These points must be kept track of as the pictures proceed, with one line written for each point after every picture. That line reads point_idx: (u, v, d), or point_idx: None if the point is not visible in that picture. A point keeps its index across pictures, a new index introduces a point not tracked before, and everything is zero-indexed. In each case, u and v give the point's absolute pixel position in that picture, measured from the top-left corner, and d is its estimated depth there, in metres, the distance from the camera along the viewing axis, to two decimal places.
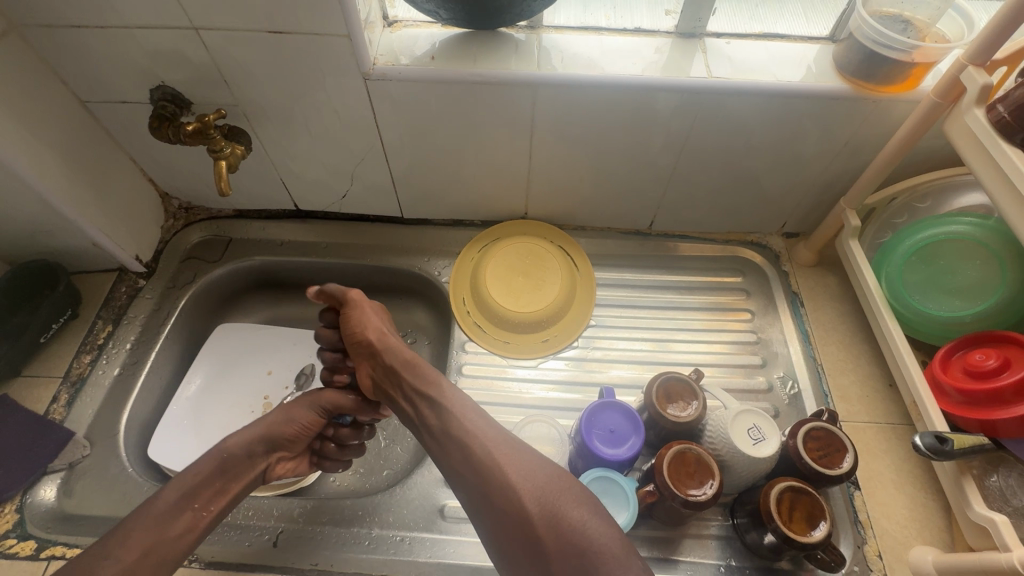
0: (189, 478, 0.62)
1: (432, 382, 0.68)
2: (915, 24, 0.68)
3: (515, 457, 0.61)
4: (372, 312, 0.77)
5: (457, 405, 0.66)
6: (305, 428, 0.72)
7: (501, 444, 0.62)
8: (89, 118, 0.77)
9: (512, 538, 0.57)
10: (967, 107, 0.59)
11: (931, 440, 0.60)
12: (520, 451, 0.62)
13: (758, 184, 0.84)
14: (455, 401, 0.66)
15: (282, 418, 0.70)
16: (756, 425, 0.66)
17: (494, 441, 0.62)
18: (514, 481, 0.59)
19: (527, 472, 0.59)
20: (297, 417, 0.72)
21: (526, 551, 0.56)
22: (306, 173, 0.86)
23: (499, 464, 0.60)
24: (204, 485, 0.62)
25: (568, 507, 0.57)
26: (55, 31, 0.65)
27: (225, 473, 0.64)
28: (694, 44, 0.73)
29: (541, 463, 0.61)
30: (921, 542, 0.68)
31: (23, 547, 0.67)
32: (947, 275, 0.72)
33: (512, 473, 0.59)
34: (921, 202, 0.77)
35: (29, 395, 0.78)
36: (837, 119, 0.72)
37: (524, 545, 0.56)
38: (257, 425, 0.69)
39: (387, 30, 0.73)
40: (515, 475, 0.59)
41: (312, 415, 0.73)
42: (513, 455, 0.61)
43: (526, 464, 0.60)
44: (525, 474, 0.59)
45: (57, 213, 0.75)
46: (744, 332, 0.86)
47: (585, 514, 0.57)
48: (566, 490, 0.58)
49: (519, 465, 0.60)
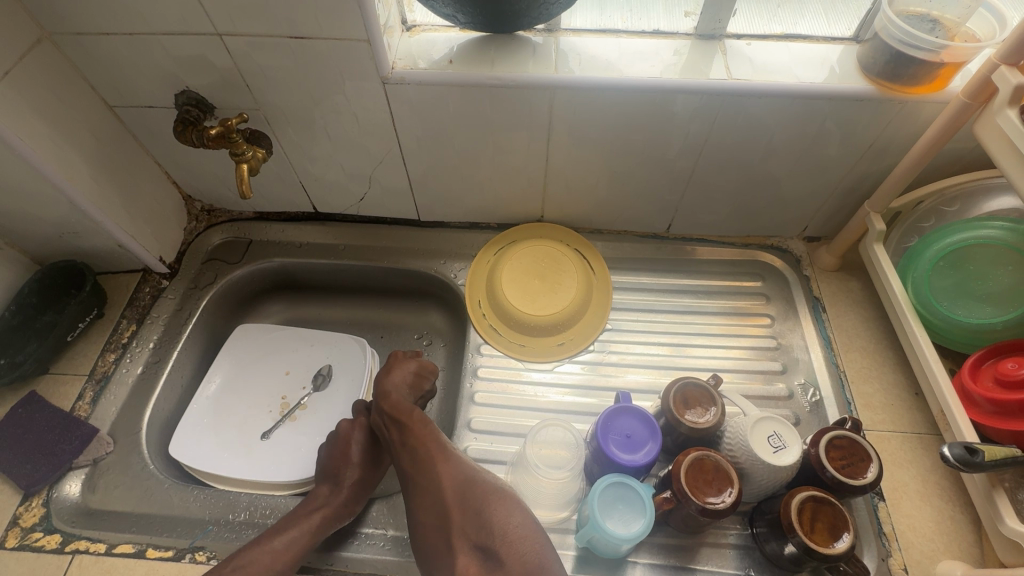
0: (311, 521, 0.66)
1: (404, 406, 0.70)
2: (944, 23, 0.66)
3: (450, 456, 0.65)
4: (405, 370, 0.76)
5: (415, 413, 0.69)
6: (365, 484, 0.71)
7: (443, 443, 0.67)
8: (117, 123, 0.79)
9: (429, 523, 0.62)
10: (999, 108, 0.57)
11: (960, 450, 0.58)
12: (453, 452, 0.66)
13: (778, 187, 0.83)
14: (418, 414, 0.69)
15: (371, 482, 0.72)
16: (776, 432, 0.65)
17: (437, 441, 0.67)
18: (441, 473, 0.64)
19: (461, 469, 0.64)
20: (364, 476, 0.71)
21: (440, 534, 0.60)
22: (325, 176, 0.87)
23: (431, 458, 0.65)
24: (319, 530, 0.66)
25: (485, 495, 0.61)
26: (86, 38, 0.67)
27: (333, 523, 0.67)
28: (713, 45, 0.72)
29: (476, 468, 0.65)
30: (949, 556, 0.66)
31: (48, 540, 0.69)
32: (977, 281, 0.70)
33: (441, 468, 0.64)
34: (949, 205, 0.75)
35: (56, 392, 0.80)
36: (861, 121, 0.71)
37: (439, 528, 0.61)
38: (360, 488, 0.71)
39: (406, 34, 0.74)
40: (446, 468, 0.64)
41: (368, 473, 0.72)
42: (451, 454, 0.66)
43: (458, 461, 0.65)
44: (457, 469, 0.64)
45: (85, 215, 0.77)
46: (764, 337, 0.85)
47: (501, 503, 0.60)
48: (489, 482, 0.63)
49: (452, 464, 0.64)
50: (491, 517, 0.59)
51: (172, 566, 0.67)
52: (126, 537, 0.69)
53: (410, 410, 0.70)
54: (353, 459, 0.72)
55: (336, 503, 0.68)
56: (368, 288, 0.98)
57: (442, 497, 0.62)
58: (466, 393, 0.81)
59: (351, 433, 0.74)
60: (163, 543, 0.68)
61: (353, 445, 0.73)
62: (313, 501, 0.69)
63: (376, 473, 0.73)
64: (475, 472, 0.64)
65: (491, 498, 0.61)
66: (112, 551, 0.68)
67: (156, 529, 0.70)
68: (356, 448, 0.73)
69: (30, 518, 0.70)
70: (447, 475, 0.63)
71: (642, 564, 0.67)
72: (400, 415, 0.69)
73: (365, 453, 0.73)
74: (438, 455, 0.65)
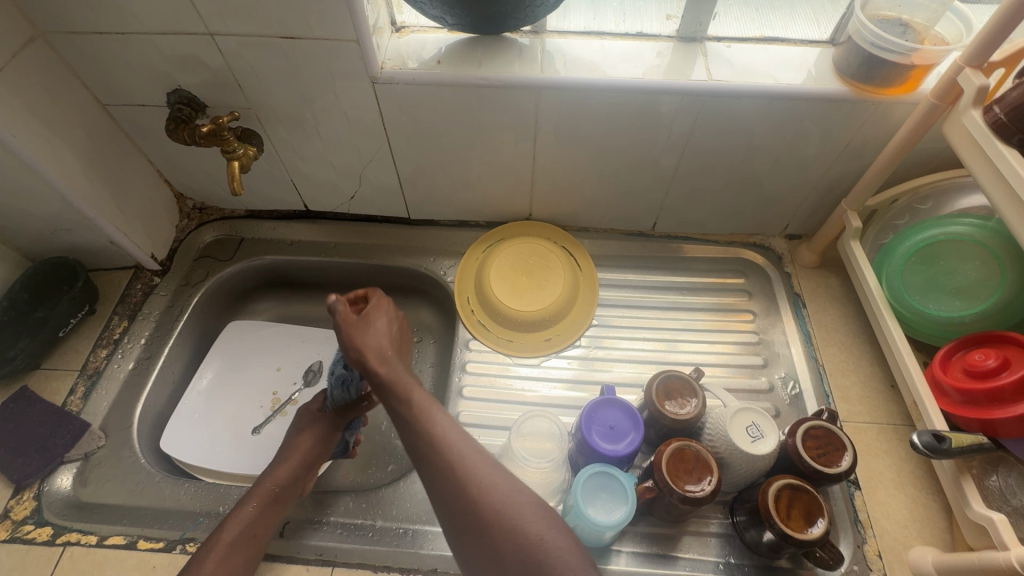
0: (247, 512, 0.66)
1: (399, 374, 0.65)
2: (913, 27, 0.69)
3: (488, 483, 0.55)
4: (378, 328, 0.70)
5: (414, 407, 0.61)
6: (304, 459, 0.72)
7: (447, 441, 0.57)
8: (109, 120, 0.80)
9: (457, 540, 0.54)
10: (964, 109, 0.59)
11: (928, 438, 0.60)
12: (492, 477, 0.55)
13: (759, 185, 0.85)
14: (422, 405, 0.61)
15: (322, 453, 0.74)
16: (755, 422, 0.67)
17: (439, 444, 0.57)
18: (482, 502, 0.53)
19: (475, 476, 0.55)
20: (299, 451, 0.73)
21: (475, 555, 0.53)
22: (316, 174, 0.88)
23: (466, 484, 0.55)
24: (263, 517, 0.66)
25: (524, 516, 0.52)
26: (79, 37, 0.68)
27: (282, 504, 0.68)
28: (695, 48, 0.74)
29: (494, 469, 0.56)
30: (920, 542, 0.68)
31: (40, 533, 0.69)
32: (948, 275, 0.72)
33: (479, 497, 0.54)
34: (921, 203, 0.77)
35: (47, 387, 0.80)
36: (837, 121, 0.73)
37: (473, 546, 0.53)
38: (304, 461, 0.72)
39: (395, 34, 0.75)
40: (457, 475, 0.55)
41: (307, 448, 0.73)
42: (460, 452, 0.57)
43: (465, 458, 0.56)
44: (469, 475, 0.55)
45: (77, 211, 0.77)
46: (746, 332, 0.87)
47: (527, 517, 0.52)
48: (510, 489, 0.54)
49: (490, 490, 0.54)
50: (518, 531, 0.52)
51: (163, 557, 0.68)
52: (117, 529, 0.70)
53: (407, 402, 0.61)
54: (297, 441, 0.74)
55: (271, 486, 0.69)
56: (359, 285, 0.99)
57: (459, 511, 0.54)
58: (455, 387, 0.83)
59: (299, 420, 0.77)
60: (154, 534, 0.69)
61: (302, 429, 0.75)
62: (254, 492, 0.68)
63: (318, 446, 0.74)
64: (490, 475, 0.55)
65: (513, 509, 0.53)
66: (104, 543, 0.69)
67: (147, 521, 0.71)
68: (302, 431, 0.75)
69: (21, 511, 0.71)
70: (458, 483, 0.55)
71: (626, 552, 0.69)
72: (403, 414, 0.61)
73: (313, 431, 0.75)
74: (445, 460, 0.56)
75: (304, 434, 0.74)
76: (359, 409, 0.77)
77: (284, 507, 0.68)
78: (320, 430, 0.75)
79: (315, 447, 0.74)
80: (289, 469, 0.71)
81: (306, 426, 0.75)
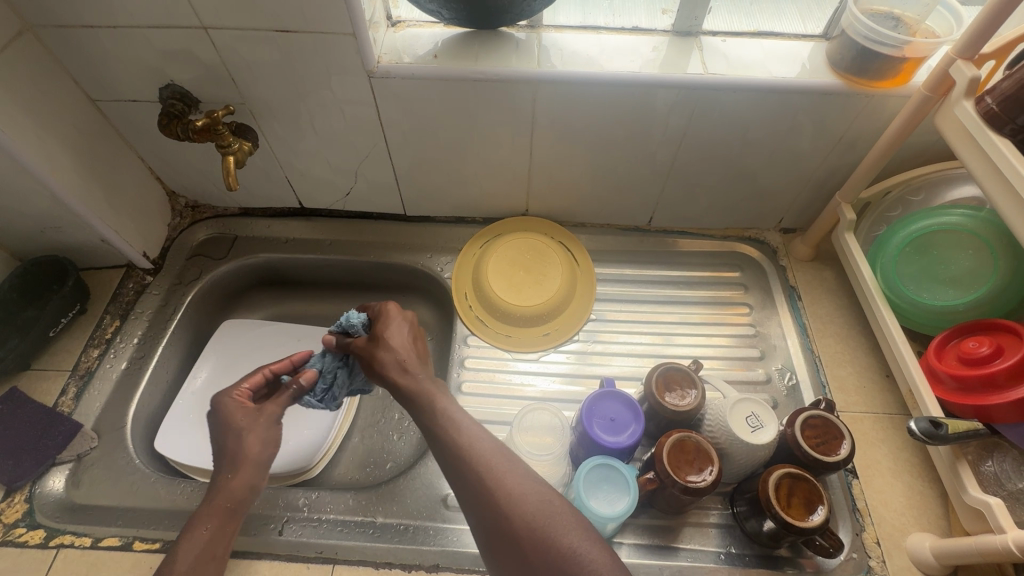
0: (203, 532, 0.61)
1: (418, 376, 0.66)
2: (905, 21, 0.70)
3: (493, 452, 0.58)
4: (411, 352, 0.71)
5: (441, 415, 0.61)
6: (252, 458, 0.65)
7: (471, 444, 0.58)
8: (99, 116, 0.78)
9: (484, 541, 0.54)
10: (956, 100, 0.60)
11: (925, 424, 0.61)
12: (496, 449, 0.58)
13: (755, 178, 0.86)
14: (444, 406, 0.62)
15: (272, 451, 0.68)
16: (754, 413, 0.67)
17: (463, 448, 0.58)
18: (491, 470, 0.56)
19: (498, 477, 0.56)
20: (244, 450, 0.65)
21: (503, 557, 0.53)
22: (311, 171, 0.88)
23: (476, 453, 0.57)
24: (223, 530, 0.61)
25: (527, 479, 0.56)
26: (68, 31, 0.67)
27: (242, 511, 0.63)
28: (690, 42, 0.75)
29: (505, 455, 0.58)
30: (918, 528, 0.69)
31: (32, 536, 0.68)
32: (941, 265, 0.73)
33: (489, 465, 0.56)
34: (914, 195, 0.78)
35: (38, 388, 0.79)
36: (831, 114, 0.74)
37: (500, 547, 0.53)
38: (258, 463, 0.66)
39: (391, 29, 0.75)
40: (481, 476, 0.56)
41: (253, 446, 0.66)
42: (485, 456, 0.57)
43: (489, 459, 0.57)
44: (486, 462, 0.57)
45: (68, 209, 0.76)
46: (743, 325, 0.88)
47: (527, 481, 0.56)
48: (522, 480, 0.56)
49: (496, 457, 0.57)
50: (539, 528, 0.52)
51: (159, 558, 0.67)
52: (112, 531, 0.68)
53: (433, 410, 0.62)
54: (243, 445, 0.66)
55: (223, 500, 0.63)
56: (355, 282, 0.98)
57: (485, 513, 0.54)
58: (454, 382, 0.83)
59: (236, 423, 0.67)
60: (150, 535, 0.68)
61: (244, 432, 0.67)
62: (208, 511, 0.62)
63: (262, 440, 0.67)
64: (515, 477, 0.55)
65: (532, 507, 0.53)
66: (99, 544, 0.68)
67: (143, 522, 0.70)
68: (245, 432, 0.67)
69: (12, 514, 0.69)
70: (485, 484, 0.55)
71: (627, 544, 0.69)
72: (430, 423, 0.61)
73: (258, 432, 0.67)
74: (470, 462, 0.57)
75: (246, 432, 0.67)
76: (285, 396, 0.71)
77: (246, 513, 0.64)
78: (263, 431, 0.68)
79: (259, 441, 0.67)
80: (244, 475, 0.64)
81: (250, 430, 0.67)
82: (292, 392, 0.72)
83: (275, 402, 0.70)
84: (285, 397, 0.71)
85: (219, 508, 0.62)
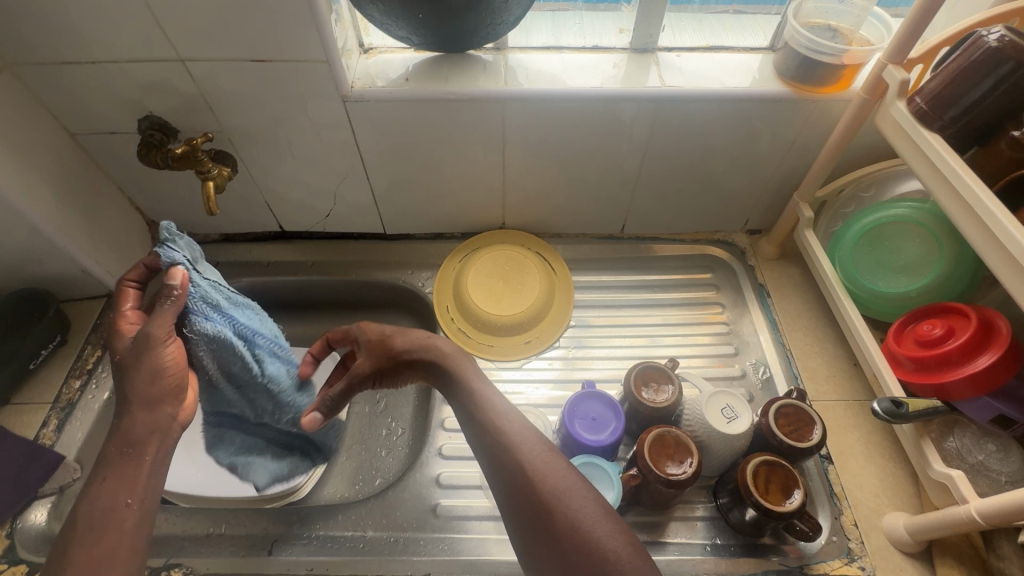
0: (103, 486, 0.52)
1: (450, 359, 0.65)
2: (841, 32, 0.76)
3: (525, 440, 0.56)
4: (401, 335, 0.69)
5: (481, 401, 0.60)
6: (154, 389, 0.56)
7: (514, 436, 0.56)
8: (78, 149, 0.80)
9: (520, 535, 0.53)
10: (891, 101, 0.65)
11: (887, 403, 0.64)
12: (530, 437, 0.56)
13: (718, 183, 0.90)
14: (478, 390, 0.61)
15: (174, 385, 0.57)
16: (728, 404, 0.70)
17: (506, 440, 0.56)
18: (524, 459, 0.54)
19: (534, 468, 0.54)
20: (141, 383, 0.55)
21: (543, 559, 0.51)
22: (291, 194, 0.90)
23: (509, 440, 0.56)
24: (131, 477, 0.53)
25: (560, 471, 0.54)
26: (46, 67, 0.69)
27: (151, 452, 0.55)
28: (647, 58, 0.80)
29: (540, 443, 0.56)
30: (892, 509, 0.71)
31: (14, 571, 0.67)
32: (893, 255, 0.78)
33: (522, 454, 0.55)
34: (866, 191, 0.83)
35: (18, 422, 0.78)
36: (783, 119, 0.78)
37: (540, 545, 0.51)
38: (159, 403, 0.56)
39: (363, 55, 0.79)
40: (527, 475, 0.53)
41: (148, 378, 0.55)
42: (528, 454, 0.55)
43: (531, 455, 0.54)
44: (519, 450, 0.55)
45: (47, 240, 0.77)
46: (717, 324, 0.91)
47: (561, 474, 0.53)
48: (556, 472, 0.54)
49: (528, 446, 0.55)
50: (578, 530, 0.50)
51: None
52: None
53: (475, 396, 0.60)
54: (140, 384, 0.55)
55: (121, 447, 0.54)
56: (338, 302, 0.99)
57: (526, 511, 0.53)
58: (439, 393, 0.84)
59: (121, 357, 0.56)
60: None
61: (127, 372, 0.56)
62: (103, 462, 0.53)
63: (158, 368, 0.56)
64: (558, 473, 0.53)
65: (578, 512, 0.51)
66: None
67: None
68: (131, 373, 0.56)
69: None
70: (528, 482, 0.53)
71: None
72: (472, 408, 0.60)
73: (145, 363, 0.55)
74: (513, 458, 0.55)
75: (135, 360, 0.56)
76: (164, 313, 0.56)
77: (157, 452, 0.55)
78: (153, 365, 0.56)
79: (157, 371, 0.56)
80: (144, 414, 0.55)
81: (134, 364, 0.55)
82: (173, 302, 0.56)
83: (158, 322, 0.56)
84: (164, 313, 0.56)
85: (120, 456, 0.53)
